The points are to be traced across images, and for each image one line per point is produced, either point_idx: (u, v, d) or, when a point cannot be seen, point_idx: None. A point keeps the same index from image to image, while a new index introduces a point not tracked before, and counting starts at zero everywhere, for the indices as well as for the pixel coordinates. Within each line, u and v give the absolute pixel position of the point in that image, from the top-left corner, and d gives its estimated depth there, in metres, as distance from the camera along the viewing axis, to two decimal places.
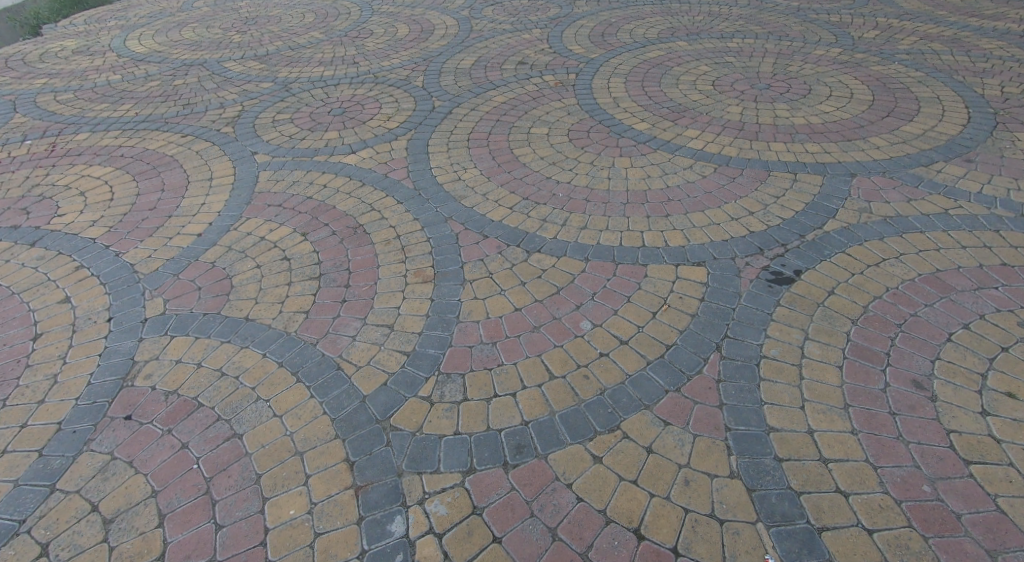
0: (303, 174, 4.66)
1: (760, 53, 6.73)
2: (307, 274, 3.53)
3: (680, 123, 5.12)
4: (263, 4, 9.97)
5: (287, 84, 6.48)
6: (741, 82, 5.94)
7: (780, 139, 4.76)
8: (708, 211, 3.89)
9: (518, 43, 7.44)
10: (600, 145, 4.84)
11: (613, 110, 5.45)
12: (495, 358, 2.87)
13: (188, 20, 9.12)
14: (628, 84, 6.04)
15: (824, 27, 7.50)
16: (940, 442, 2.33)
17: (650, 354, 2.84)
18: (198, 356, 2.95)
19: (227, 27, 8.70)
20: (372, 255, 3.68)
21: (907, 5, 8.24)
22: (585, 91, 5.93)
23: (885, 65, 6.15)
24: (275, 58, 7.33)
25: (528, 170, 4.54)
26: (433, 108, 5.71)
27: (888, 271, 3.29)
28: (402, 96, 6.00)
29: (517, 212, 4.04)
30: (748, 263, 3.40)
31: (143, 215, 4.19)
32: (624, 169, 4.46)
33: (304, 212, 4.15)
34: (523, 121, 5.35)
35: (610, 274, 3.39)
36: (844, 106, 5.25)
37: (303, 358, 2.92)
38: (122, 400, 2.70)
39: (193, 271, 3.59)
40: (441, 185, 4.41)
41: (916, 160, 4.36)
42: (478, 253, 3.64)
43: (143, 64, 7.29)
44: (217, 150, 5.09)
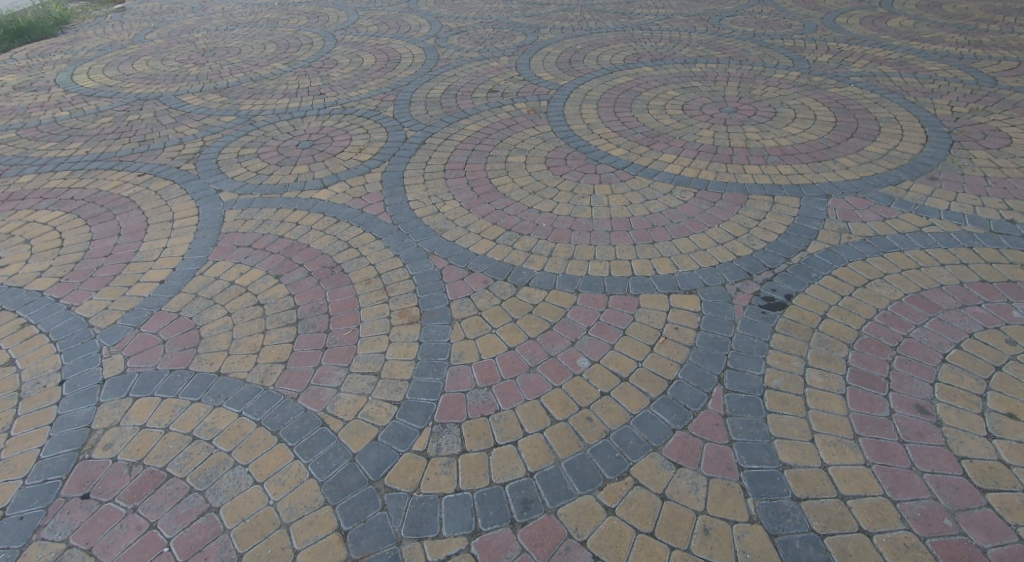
0: (273, 212, 4.45)
1: (723, 77, 6.90)
2: (284, 320, 3.33)
3: (655, 148, 5.15)
4: (221, 35, 9.74)
5: (250, 117, 6.27)
6: (710, 106, 6.05)
7: (754, 161, 4.82)
8: (693, 237, 3.86)
9: (487, 70, 7.44)
10: (578, 172, 4.80)
11: (587, 137, 5.44)
12: (492, 404, 2.72)
13: (141, 52, 8.80)
14: (600, 110, 6.07)
15: (780, 52, 7.77)
16: (953, 470, 2.29)
17: (653, 391, 2.74)
18: (166, 420, 2.70)
19: (183, 59, 8.43)
20: (352, 296, 3.50)
21: (854, 30, 8.64)
22: (558, 118, 5.92)
23: (842, 87, 6.38)
24: (236, 90, 7.11)
25: (508, 200, 4.45)
26: (405, 139, 5.59)
27: (875, 290, 3.29)
28: (373, 127, 5.87)
29: (501, 244, 3.93)
30: (738, 289, 3.37)
31: (97, 263, 3.90)
32: (604, 196, 4.42)
33: (276, 252, 3.94)
34: (499, 150, 5.29)
35: (602, 306, 3.31)
36: (810, 128, 5.38)
37: (284, 415, 2.71)
38: (78, 477, 2.43)
39: (156, 323, 3.33)
40: (420, 218, 4.27)
41: (885, 179, 4.46)
42: (465, 289, 3.51)
43: (93, 99, 6.94)
44: (178, 189, 4.83)
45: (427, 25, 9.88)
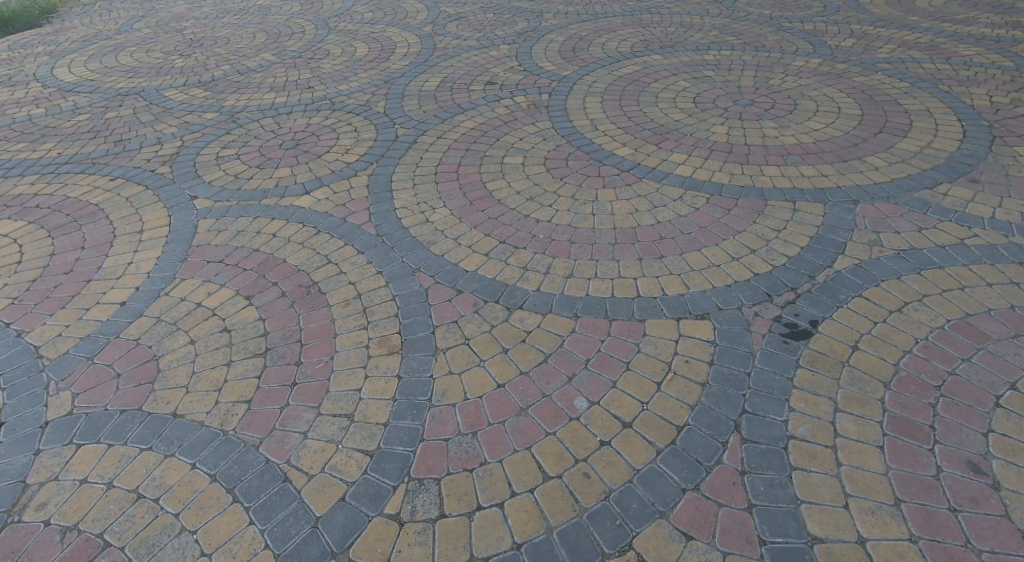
0: (249, 221, 4.13)
1: (738, 65, 6.45)
2: (251, 350, 3.00)
3: (664, 146, 4.76)
4: (210, 24, 9.37)
5: (234, 114, 5.94)
6: (723, 99, 5.62)
7: (773, 161, 4.41)
8: (706, 251, 3.49)
9: (486, 60, 7.03)
10: (580, 175, 4.43)
11: (591, 135, 5.06)
12: (476, 455, 2.39)
13: (126, 43, 8.47)
14: (604, 104, 5.68)
15: (800, 36, 7.27)
16: (1016, 549, 1.93)
17: (660, 441, 2.39)
18: (110, 472, 2.40)
19: (169, 50, 8.09)
20: (328, 321, 3.17)
21: (880, 11, 8.08)
22: (559, 113, 5.54)
23: (868, 75, 5.91)
24: (222, 84, 6.76)
25: (503, 207, 4.10)
26: (395, 137, 5.23)
27: (913, 316, 2.90)
28: (362, 124, 5.52)
29: (493, 259, 3.59)
30: (757, 313, 2.99)
31: (55, 281, 3.61)
32: (608, 202, 4.06)
33: (249, 269, 3.62)
34: (495, 149, 4.93)
35: (604, 334, 2.95)
36: (834, 123, 4.95)
37: (242, 468, 2.40)
38: (4, 545, 2.14)
39: (112, 353, 3.03)
40: (407, 229, 3.94)
41: (920, 181, 4.03)
42: (451, 312, 3.17)
43: (72, 95, 6.62)
44: (150, 195, 4.51)
45: (425, 10, 9.45)
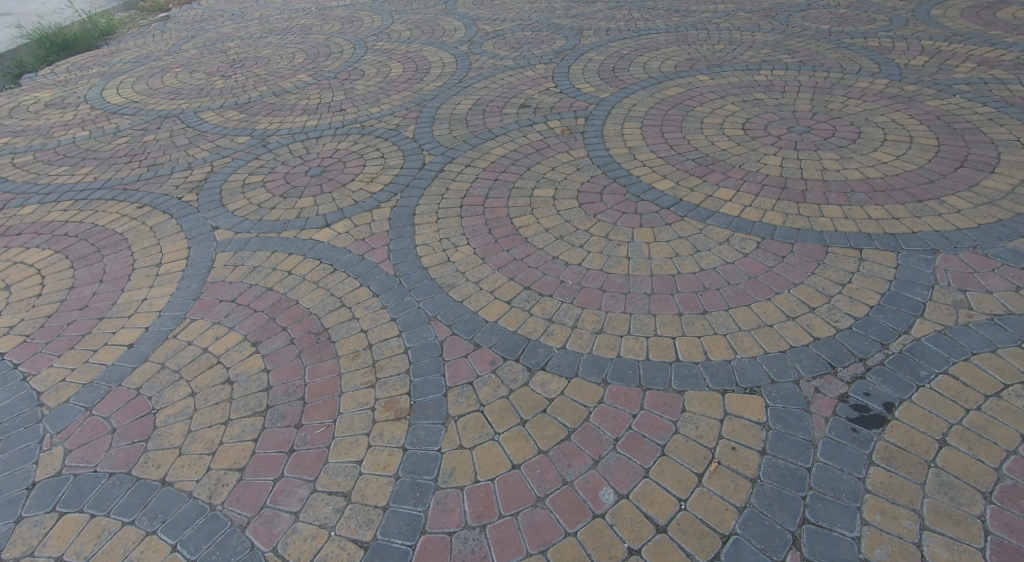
0: (267, 256, 3.97)
1: (793, 86, 5.99)
2: (251, 407, 2.79)
3: (709, 180, 4.38)
4: (253, 44, 9.54)
5: (265, 138, 5.90)
6: (776, 125, 5.18)
7: (833, 200, 3.97)
8: (756, 307, 3.09)
9: (521, 82, 6.80)
10: (615, 212, 4.11)
11: (629, 166, 4.73)
12: (483, 557, 2.07)
13: (172, 64, 8.67)
14: (645, 130, 5.34)
15: (862, 53, 6.73)
16: None
17: (700, 553, 2.01)
18: (87, 551, 2.21)
19: (211, 71, 8.23)
20: (335, 375, 2.93)
21: (953, 25, 7.42)
22: (596, 140, 5.24)
23: (943, 99, 5.34)
24: (257, 105, 6.82)
25: (530, 247, 3.82)
26: (423, 165, 5.04)
27: (1015, 402, 2.42)
28: (390, 150, 5.37)
29: (516, 308, 3.30)
30: (818, 389, 2.57)
31: (68, 318, 3.51)
32: (645, 245, 3.73)
33: (260, 311, 3.43)
34: (526, 180, 4.67)
35: (637, 407, 2.60)
36: (904, 155, 4.45)
37: (224, 555, 2.16)
38: None
39: (111, 403, 2.86)
40: (427, 269, 3.70)
41: (1013, 227, 3.50)
42: (467, 371, 2.89)
43: (114, 117, 6.75)
44: (173, 224, 4.43)
45: (463, 29, 9.35)
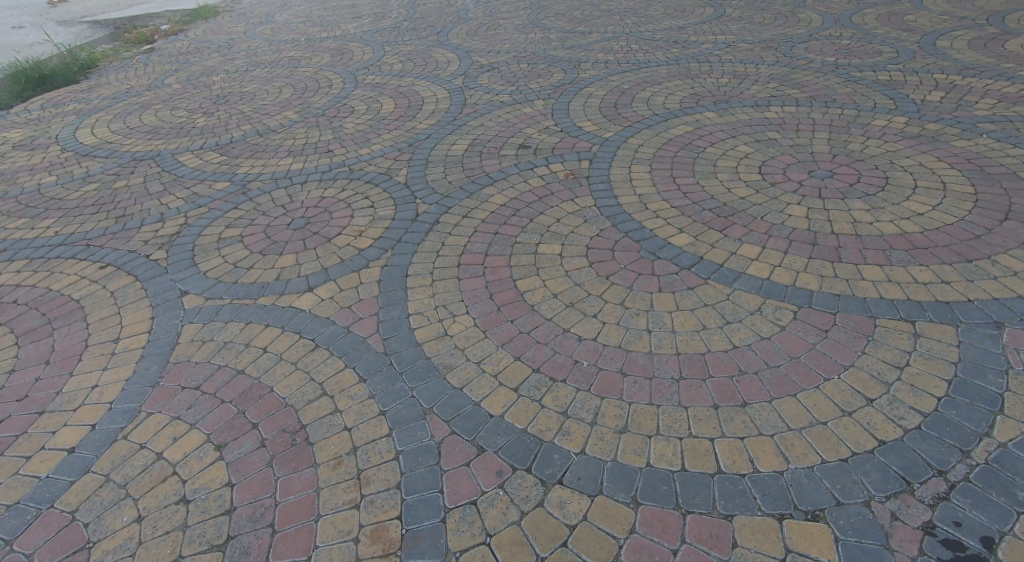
0: (240, 329, 3.52)
1: (807, 124, 5.67)
2: (209, 538, 2.30)
3: (730, 234, 4.00)
4: (239, 78, 9.22)
5: (245, 184, 5.50)
6: (795, 169, 4.82)
7: (872, 259, 3.58)
8: (804, 399, 2.67)
9: (519, 119, 6.46)
10: (630, 273, 3.71)
11: (640, 217, 4.35)
12: None
13: (152, 100, 8.30)
14: (654, 174, 4.98)
15: (874, 88, 6.46)
16: None
17: None
18: None
19: (193, 108, 7.86)
20: (311, 492, 2.46)
21: (964, 57, 7.20)
22: (602, 185, 4.87)
23: (969, 139, 5.03)
24: (239, 146, 6.45)
25: (537, 318, 3.40)
26: (416, 216, 4.65)
27: None
28: (380, 198, 4.97)
29: (525, 398, 2.86)
30: (895, 516, 2.14)
31: (4, 411, 3.03)
32: (666, 314, 3.32)
33: (227, 401, 2.97)
34: (528, 234, 4.28)
35: (677, 540, 2.15)
36: (940, 205, 4.09)
37: None
38: None
39: (39, 534, 2.37)
40: (421, 346, 3.26)
41: None
42: (470, 486, 2.43)
43: (86, 160, 6.33)
44: (137, 289, 3.96)
45: (456, 62, 9.07)
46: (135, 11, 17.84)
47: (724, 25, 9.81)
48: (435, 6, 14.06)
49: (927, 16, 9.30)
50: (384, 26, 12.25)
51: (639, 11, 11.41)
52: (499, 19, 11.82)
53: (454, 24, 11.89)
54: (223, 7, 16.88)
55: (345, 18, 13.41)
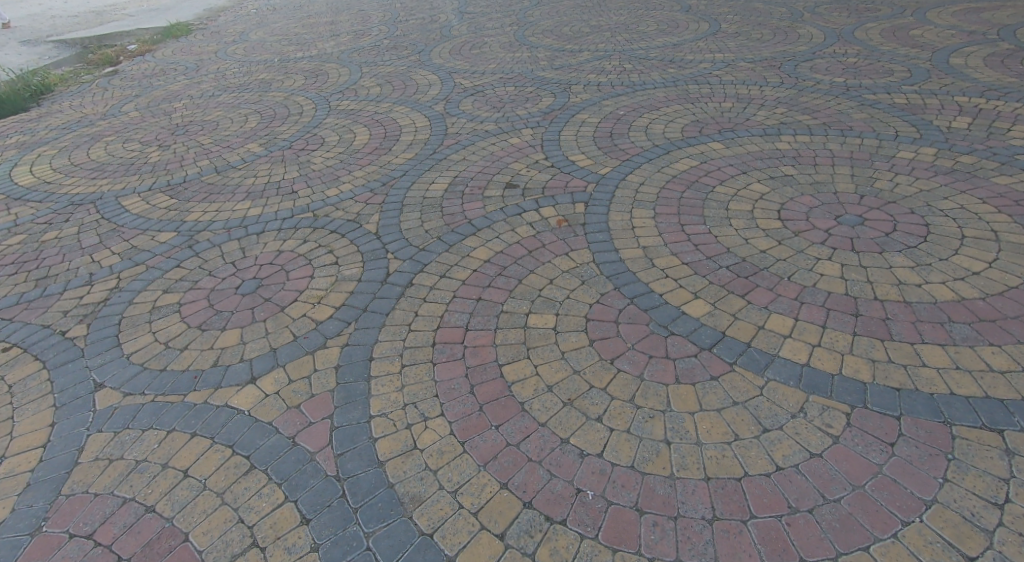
0: (159, 439, 2.85)
1: (825, 157, 5.10)
2: None
3: (754, 300, 3.39)
4: (203, 105, 8.58)
5: (193, 234, 4.84)
6: (819, 213, 4.24)
7: (931, 335, 2.96)
8: (882, 556, 2.03)
9: (505, 152, 5.86)
10: (639, 355, 3.07)
11: (646, 277, 3.73)
12: None
13: (105, 131, 7.62)
14: (659, 220, 4.38)
15: (892, 113, 5.92)
16: None
17: None
18: None
19: (148, 140, 7.20)
20: None
21: (983, 77, 6.69)
22: (600, 235, 4.26)
23: (1012, 175, 4.46)
24: (193, 186, 5.79)
25: (527, 422, 2.75)
26: (386, 277, 4.01)
27: None
28: (346, 253, 4.34)
29: (513, 549, 2.20)
30: None
31: None
32: (688, 416, 2.67)
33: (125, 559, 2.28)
34: (516, 301, 3.65)
35: None
36: (997, 260, 3.50)
37: None
38: None
39: None
40: (383, 465, 2.60)
41: None
42: None
43: (19, 205, 5.65)
44: (43, 382, 3.29)
45: (437, 84, 8.47)
46: (105, 29, 17.17)
47: (721, 42, 9.31)
48: (417, 23, 13.50)
49: (934, 31, 8.84)
50: (363, 45, 11.66)
51: (630, 27, 10.90)
52: (484, 37, 11.27)
53: (437, 42, 11.33)
54: (197, 25, 16.26)
55: (323, 36, 12.81)
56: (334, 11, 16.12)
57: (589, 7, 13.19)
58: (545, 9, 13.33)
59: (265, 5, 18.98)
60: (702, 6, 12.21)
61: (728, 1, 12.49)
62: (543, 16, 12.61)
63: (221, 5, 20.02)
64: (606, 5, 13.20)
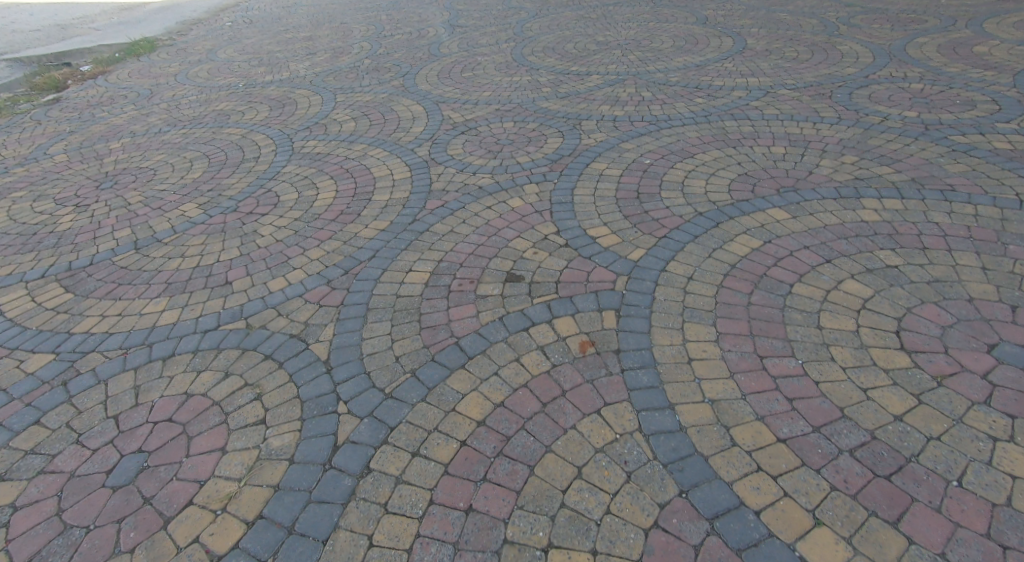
0: None
1: (933, 234, 3.83)
2: None
3: (918, 537, 2.08)
4: (145, 145, 7.29)
5: (76, 359, 3.52)
6: (960, 339, 2.94)
7: None
8: None
9: (505, 223, 4.60)
10: None
11: (727, 469, 2.42)
12: None
13: (18, 185, 6.31)
14: (726, 346, 3.09)
15: (996, 162, 4.67)
16: None
17: None
18: None
19: (66, 196, 5.91)
20: None
21: None
22: (645, 374, 2.96)
23: None
24: (99, 271, 4.48)
25: None
26: (332, 453, 2.71)
27: None
28: (281, 403, 3.04)
29: None
30: None
31: None
32: None
33: None
34: (529, 515, 2.33)
35: None
36: None
37: None
38: None
39: None
40: None
41: None
42: None
43: None
44: None
45: (422, 119, 7.21)
46: (65, 45, 15.86)
47: (751, 63, 8.06)
48: (404, 38, 12.23)
49: (1001, 47, 7.63)
50: (342, 66, 10.39)
51: (642, 43, 9.66)
52: (478, 55, 10.01)
53: (424, 62, 10.07)
54: (164, 41, 14.97)
55: (298, 55, 11.56)
56: (313, 26, 14.85)
57: (592, 19, 11.96)
58: (543, 22, 12.10)
59: (241, 19, 17.71)
60: (720, 18, 11.02)
61: (748, 13, 11.27)
62: (542, 30, 11.36)
63: (194, 19, 18.76)
64: (611, 17, 11.96)
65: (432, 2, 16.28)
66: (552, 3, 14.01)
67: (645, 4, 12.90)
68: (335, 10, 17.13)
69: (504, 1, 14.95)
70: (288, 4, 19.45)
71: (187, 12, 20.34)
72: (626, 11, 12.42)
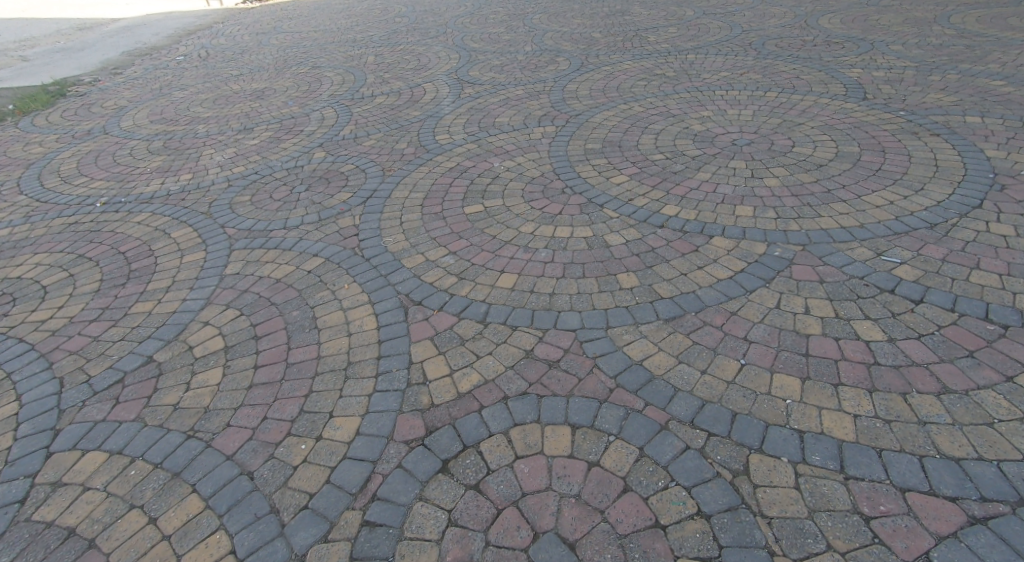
0: None
1: None
2: None
3: None
4: None
5: None
6: None
7: None
8: None
9: None
10: None
11: None
12: None
13: None
14: None
15: None
16: None
17: None
18: None
19: None
20: None
21: None
22: None
23: None
24: None
25: None
26: None
27: None
28: None
29: None
30: None
31: None
32: None
33: None
34: None
35: None
36: None
37: None
38: None
39: None
40: None
41: None
42: None
43: None
44: None
45: (364, 384, 3.29)
46: None
47: None
48: (388, 102, 8.33)
49: None
50: (277, 166, 6.52)
51: (778, 147, 5.61)
52: (495, 157, 6.04)
53: (405, 164, 6.17)
54: (79, 86, 11.34)
55: (226, 133, 7.77)
56: (277, 70, 11.08)
57: (671, 77, 7.91)
58: (595, 81, 8.09)
59: (199, 50, 14.00)
60: (885, 86, 6.90)
61: (927, 75, 7.14)
62: (596, 101, 7.34)
63: (145, 47, 15.16)
64: (699, 75, 7.91)
65: (440, 34, 12.41)
66: (603, 44, 10.01)
67: (743, 51, 8.84)
68: (316, 42, 13.39)
69: (535, 38, 10.99)
70: (263, 30, 15.77)
71: (146, 35, 16.75)
72: (718, 63, 8.36)
